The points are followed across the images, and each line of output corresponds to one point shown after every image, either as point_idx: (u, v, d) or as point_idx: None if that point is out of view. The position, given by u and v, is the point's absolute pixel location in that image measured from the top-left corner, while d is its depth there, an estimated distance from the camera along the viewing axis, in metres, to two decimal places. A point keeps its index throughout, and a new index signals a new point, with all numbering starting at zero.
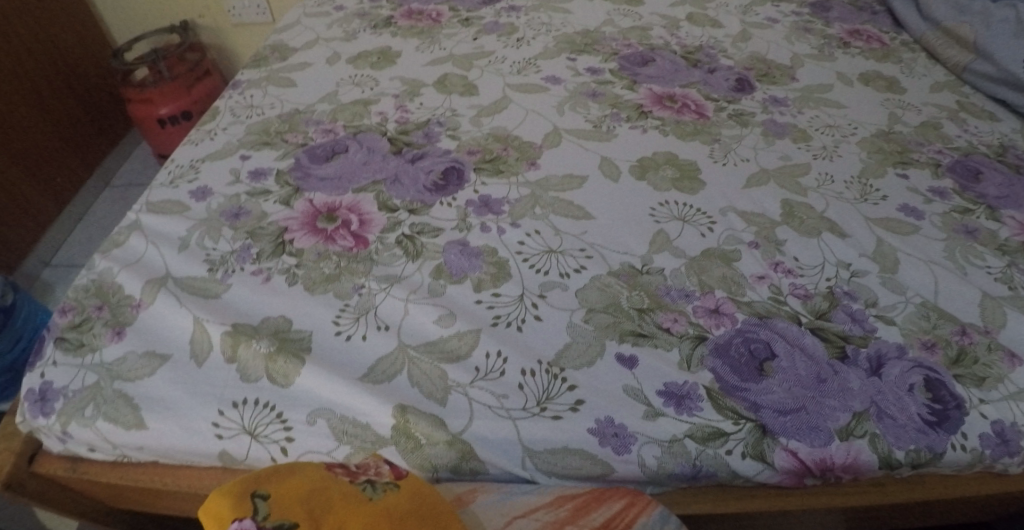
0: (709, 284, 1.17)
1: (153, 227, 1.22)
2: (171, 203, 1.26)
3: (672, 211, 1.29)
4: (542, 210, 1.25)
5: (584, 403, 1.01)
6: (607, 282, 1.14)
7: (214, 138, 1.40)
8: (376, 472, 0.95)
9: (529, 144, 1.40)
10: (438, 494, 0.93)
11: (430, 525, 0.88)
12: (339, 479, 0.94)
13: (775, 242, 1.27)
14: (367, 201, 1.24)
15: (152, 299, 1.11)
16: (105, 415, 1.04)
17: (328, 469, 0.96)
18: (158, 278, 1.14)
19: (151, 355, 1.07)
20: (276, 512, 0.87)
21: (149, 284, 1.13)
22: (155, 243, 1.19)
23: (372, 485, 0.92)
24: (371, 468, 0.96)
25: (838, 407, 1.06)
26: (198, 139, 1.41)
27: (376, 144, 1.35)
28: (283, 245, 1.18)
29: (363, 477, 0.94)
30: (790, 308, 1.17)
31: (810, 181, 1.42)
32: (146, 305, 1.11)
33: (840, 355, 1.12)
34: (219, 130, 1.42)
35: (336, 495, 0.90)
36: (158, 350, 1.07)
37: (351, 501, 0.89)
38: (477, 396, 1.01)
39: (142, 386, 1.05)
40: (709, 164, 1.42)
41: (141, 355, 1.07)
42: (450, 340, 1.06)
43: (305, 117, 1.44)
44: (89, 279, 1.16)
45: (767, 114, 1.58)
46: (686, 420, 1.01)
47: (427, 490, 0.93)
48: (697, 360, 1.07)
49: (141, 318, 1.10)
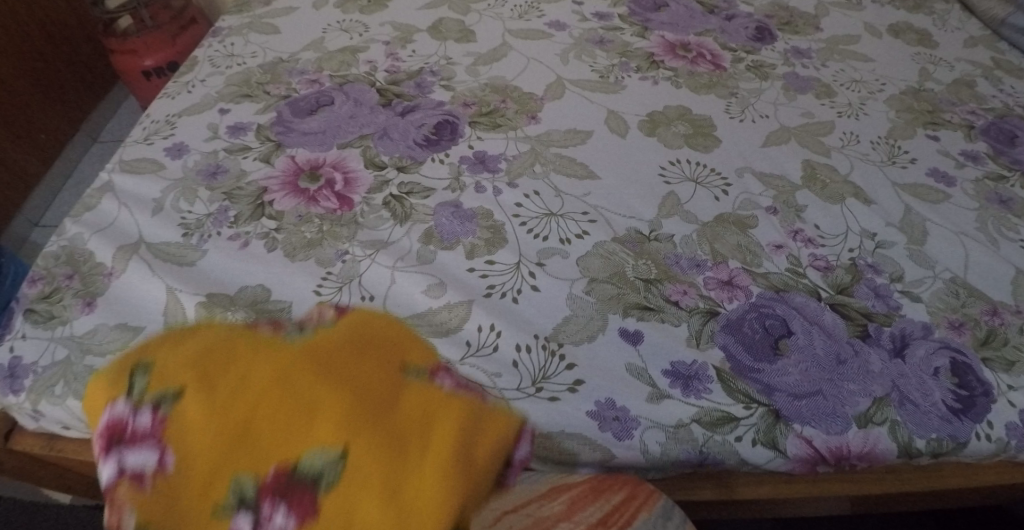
0: (722, 253, 1.08)
1: (126, 188, 1.12)
2: (145, 161, 1.16)
3: (684, 170, 1.20)
4: (542, 167, 1.16)
5: (583, 383, 0.92)
6: (612, 250, 1.05)
7: (192, 90, 1.29)
8: (319, 313, 0.92)
9: (529, 96, 1.30)
10: (372, 333, 0.88)
11: (365, 367, 0.84)
12: (254, 331, 0.89)
13: (794, 208, 1.17)
14: (353, 158, 1.14)
15: (124, 267, 1.03)
16: (76, 393, 0.94)
17: (248, 325, 0.91)
18: (130, 245, 1.05)
19: (124, 327, 0.98)
20: (153, 384, 0.82)
21: (120, 250, 1.04)
22: (128, 206, 1.09)
23: (299, 328, 0.90)
24: (315, 314, 0.92)
25: (857, 390, 0.99)
26: (175, 91, 1.30)
27: (364, 96, 1.26)
28: (262, 208, 1.08)
29: (296, 325, 0.91)
30: (810, 281, 1.08)
31: (834, 140, 1.31)
32: (119, 274, 1.02)
33: (861, 334, 1.04)
34: (197, 81, 1.31)
35: (242, 347, 0.86)
36: (130, 322, 0.98)
37: (261, 349, 0.86)
38: (467, 375, 0.93)
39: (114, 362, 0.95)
40: (725, 120, 1.31)
41: (112, 328, 0.98)
42: (439, 312, 0.97)
43: (288, 66, 1.33)
44: (59, 246, 1.06)
45: (788, 66, 1.47)
46: (694, 403, 0.93)
47: (363, 327, 0.89)
48: (707, 336, 0.98)
49: (114, 287, 1.01)
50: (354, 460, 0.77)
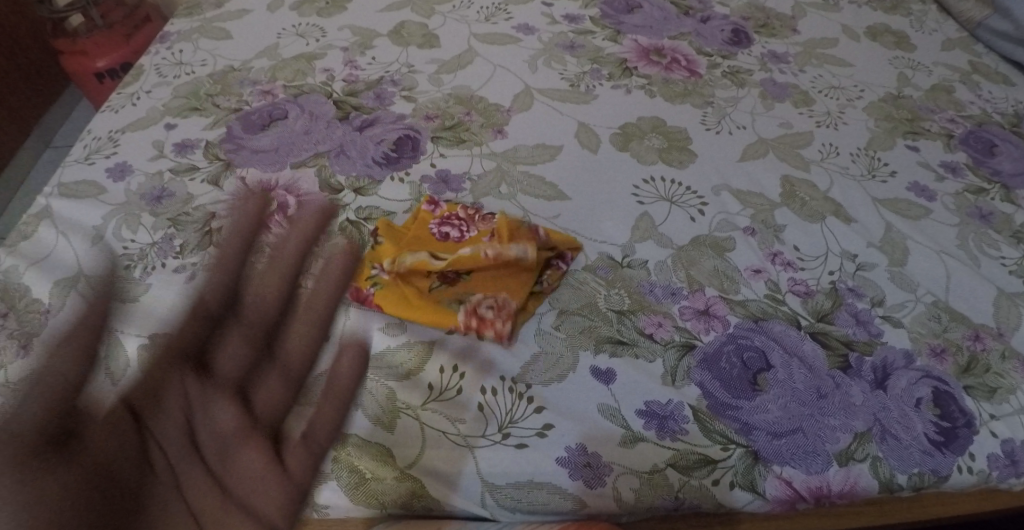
0: (698, 280, 1.03)
1: (65, 215, 1.06)
2: (85, 184, 1.10)
3: (659, 189, 1.14)
4: (509, 188, 1.12)
5: (553, 428, 0.87)
6: (583, 280, 1.00)
7: (137, 103, 1.23)
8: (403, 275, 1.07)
9: (496, 107, 1.24)
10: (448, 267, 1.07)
11: None
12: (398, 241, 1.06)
13: (773, 228, 1.13)
14: (307, 179, 1.10)
15: (62, 304, 0.97)
16: None
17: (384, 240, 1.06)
18: (69, 278, 0.99)
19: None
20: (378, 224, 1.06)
21: (59, 285, 0.98)
22: (66, 234, 1.04)
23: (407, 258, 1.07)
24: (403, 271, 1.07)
25: (838, 426, 0.94)
26: (119, 104, 1.23)
27: (320, 108, 1.20)
28: (210, 236, 1.03)
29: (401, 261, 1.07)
30: (789, 308, 1.03)
31: (812, 152, 1.27)
32: (56, 311, 0.96)
33: (842, 365, 0.99)
34: (143, 93, 1.25)
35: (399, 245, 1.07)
36: None
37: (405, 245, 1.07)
38: (429, 421, 0.87)
39: None
40: (701, 132, 1.26)
41: None
42: (397, 352, 0.91)
43: (239, 75, 1.27)
44: None
45: (765, 72, 1.42)
46: (669, 445, 0.88)
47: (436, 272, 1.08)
48: (682, 373, 0.94)
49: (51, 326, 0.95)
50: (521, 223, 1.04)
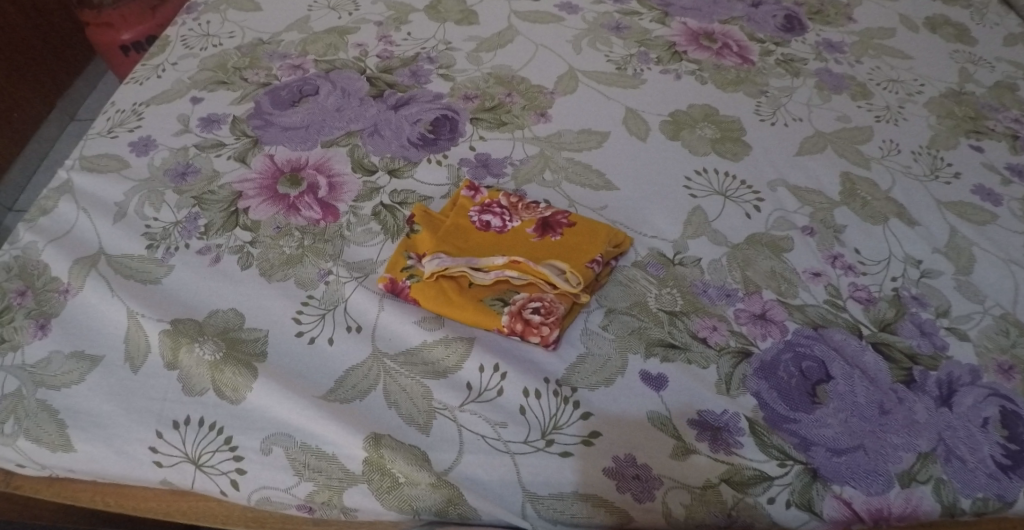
0: (754, 281, 0.96)
1: (86, 189, 1.00)
2: (107, 158, 1.04)
3: (711, 182, 1.08)
4: (553, 175, 1.05)
5: (599, 435, 0.81)
6: (633, 277, 0.94)
7: (162, 75, 1.17)
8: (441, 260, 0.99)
9: (538, 89, 1.17)
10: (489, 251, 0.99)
11: None
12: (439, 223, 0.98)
13: (832, 228, 1.05)
14: (338, 159, 1.04)
15: (81, 283, 0.91)
16: (27, 433, 0.84)
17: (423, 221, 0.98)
18: (89, 256, 0.94)
19: (79, 356, 0.87)
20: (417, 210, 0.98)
21: (78, 263, 0.93)
22: (87, 210, 0.98)
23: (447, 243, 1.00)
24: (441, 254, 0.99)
25: (901, 444, 0.88)
26: (144, 76, 1.17)
27: (352, 85, 1.14)
28: (236, 217, 0.97)
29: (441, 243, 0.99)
30: (850, 316, 0.96)
31: (872, 149, 1.19)
32: (75, 291, 0.91)
33: (906, 379, 0.92)
34: (168, 65, 1.19)
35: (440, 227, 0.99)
36: (88, 350, 0.88)
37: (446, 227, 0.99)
38: (468, 424, 0.82)
39: (69, 396, 0.85)
40: (755, 123, 1.19)
41: (68, 357, 0.87)
42: (434, 348, 0.86)
43: (268, 48, 1.21)
44: (10, 256, 0.95)
45: (821, 61, 1.34)
46: (723, 459, 0.82)
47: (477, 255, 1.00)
48: (738, 382, 0.87)
49: (70, 307, 0.90)
50: (570, 213, 0.95)
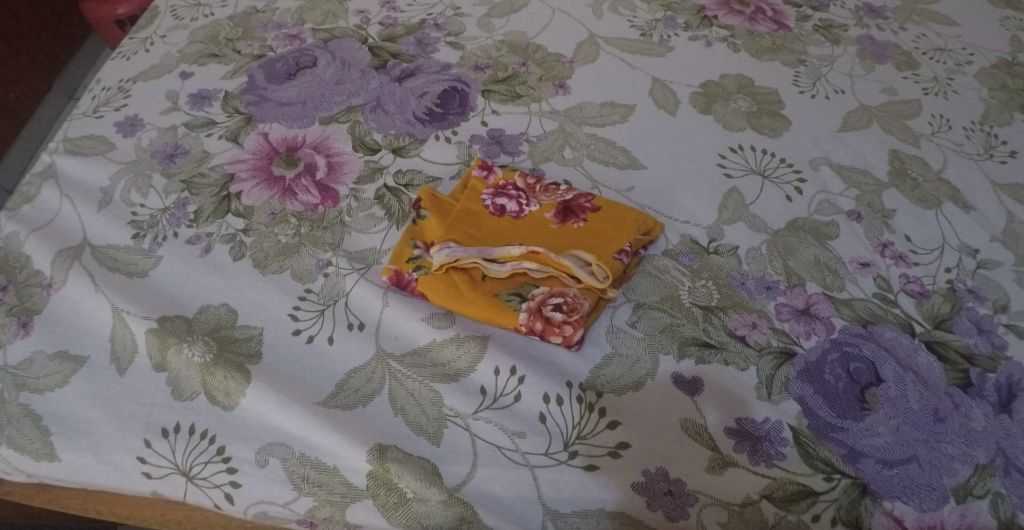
0: (797, 273, 0.87)
1: (69, 173, 0.92)
2: (92, 139, 0.96)
3: (748, 160, 0.98)
4: (573, 153, 0.96)
5: (628, 447, 0.74)
6: (663, 268, 0.86)
7: (151, 48, 1.07)
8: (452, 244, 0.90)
9: (555, 57, 1.07)
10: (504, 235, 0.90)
11: None
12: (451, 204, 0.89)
13: (880, 212, 0.95)
14: (338, 137, 0.94)
15: (64, 278, 0.83)
16: (10, 441, 0.77)
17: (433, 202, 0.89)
18: (72, 248, 0.85)
19: (64, 357, 0.80)
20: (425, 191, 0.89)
21: (61, 255, 0.85)
22: (70, 196, 0.90)
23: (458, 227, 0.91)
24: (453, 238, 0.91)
25: (957, 455, 0.78)
26: (131, 50, 1.08)
27: (353, 55, 1.04)
28: (228, 202, 0.89)
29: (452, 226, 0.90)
30: (901, 311, 0.86)
31: (921, 124, 1.06)
32: (58, 285, 0.83)
33: (962, 382, 0.82)
34: (157, 38, 1.09)
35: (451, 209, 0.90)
36: (72, 350, 0.80)
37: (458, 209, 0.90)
38: (482, 432, 0.74)
39: (52, 404, 0.78)
40: (793, 94, 1.07)
41: (51, 357, 0.80)
42: (444, 348, 0.78)
43: (263, 18, 1.11)
44: None
45: (862, 28, 1.19)
46: (764, 473, 0.75)
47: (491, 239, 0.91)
48: (779, 386, 0.79)
49: (53, 304, 0.82)
50: (594, 196, 0.87)
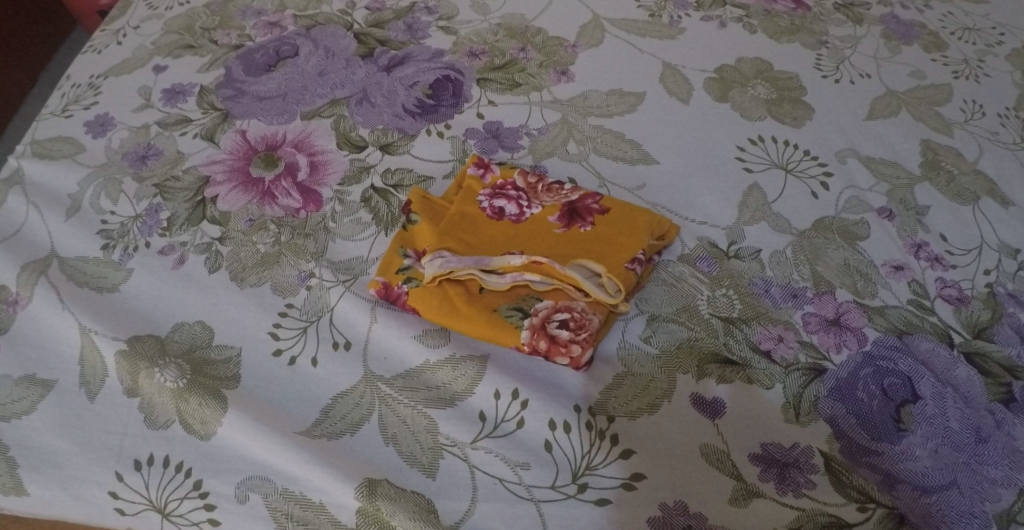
0: (825, 278, 0.80)
1: (35, 178, 0.84)
2: (60, 140, 0.88)
3: (768, 153, 0.90)
4: (578, 147, 0.88)
5: (642, 478, 0.67)
6: (678, 276, 0.79)
7: (124, 41, 0.99)
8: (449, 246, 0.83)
9: (556, 42, 0.99)
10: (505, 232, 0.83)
11: None
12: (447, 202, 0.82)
13: (914, 209, 0.87)
14: (321, 134, 0.87)
15: (30, 293, 0.76)
16: None
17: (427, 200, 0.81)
18: (39, 260, 0.78)
19: (30, 381, 0.73)
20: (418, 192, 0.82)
21: (27, 268, 0.78)
22: (36, 204, 0.82)
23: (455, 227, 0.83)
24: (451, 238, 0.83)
25: (1001, 479, 0.70)
26: (102, 43, 0.99)
27: (338, 43, 0.96)
28: (202, 208, 0.81)
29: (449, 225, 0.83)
30: (938, 319, 0.78)
31: (953, 111, 0.97)
32: (24, 302, 0.76)
33: (1005, 398, 0.74)
34: (129, 29, 1.01)
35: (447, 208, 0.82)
36: (40, 374, 0.73)
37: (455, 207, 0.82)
38: (482, 463, 0.68)
39: (18, 434, 0.71)
40: (816, 79, 0.99)
41: (17, 382, 0.73)
42: (439, 370, 0.71)
43: (242, 4, 1.03)
44: None
45: (885, 5, 1.10)
46: (793, 504, 0.67)
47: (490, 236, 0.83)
48: (808, 406, 0.72)
49: (18, 323, 0.75)
50: (602, 196, 0.79)
